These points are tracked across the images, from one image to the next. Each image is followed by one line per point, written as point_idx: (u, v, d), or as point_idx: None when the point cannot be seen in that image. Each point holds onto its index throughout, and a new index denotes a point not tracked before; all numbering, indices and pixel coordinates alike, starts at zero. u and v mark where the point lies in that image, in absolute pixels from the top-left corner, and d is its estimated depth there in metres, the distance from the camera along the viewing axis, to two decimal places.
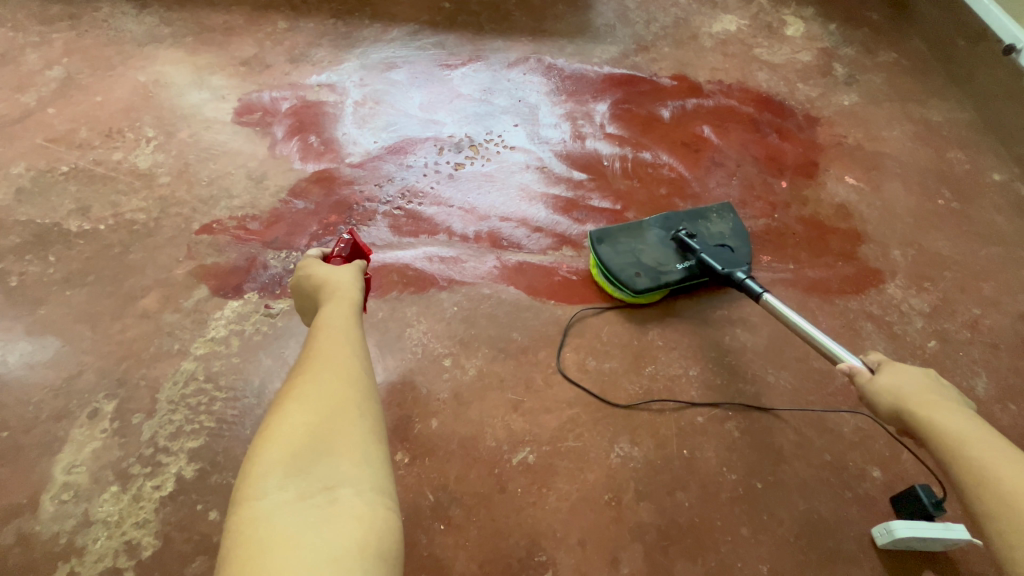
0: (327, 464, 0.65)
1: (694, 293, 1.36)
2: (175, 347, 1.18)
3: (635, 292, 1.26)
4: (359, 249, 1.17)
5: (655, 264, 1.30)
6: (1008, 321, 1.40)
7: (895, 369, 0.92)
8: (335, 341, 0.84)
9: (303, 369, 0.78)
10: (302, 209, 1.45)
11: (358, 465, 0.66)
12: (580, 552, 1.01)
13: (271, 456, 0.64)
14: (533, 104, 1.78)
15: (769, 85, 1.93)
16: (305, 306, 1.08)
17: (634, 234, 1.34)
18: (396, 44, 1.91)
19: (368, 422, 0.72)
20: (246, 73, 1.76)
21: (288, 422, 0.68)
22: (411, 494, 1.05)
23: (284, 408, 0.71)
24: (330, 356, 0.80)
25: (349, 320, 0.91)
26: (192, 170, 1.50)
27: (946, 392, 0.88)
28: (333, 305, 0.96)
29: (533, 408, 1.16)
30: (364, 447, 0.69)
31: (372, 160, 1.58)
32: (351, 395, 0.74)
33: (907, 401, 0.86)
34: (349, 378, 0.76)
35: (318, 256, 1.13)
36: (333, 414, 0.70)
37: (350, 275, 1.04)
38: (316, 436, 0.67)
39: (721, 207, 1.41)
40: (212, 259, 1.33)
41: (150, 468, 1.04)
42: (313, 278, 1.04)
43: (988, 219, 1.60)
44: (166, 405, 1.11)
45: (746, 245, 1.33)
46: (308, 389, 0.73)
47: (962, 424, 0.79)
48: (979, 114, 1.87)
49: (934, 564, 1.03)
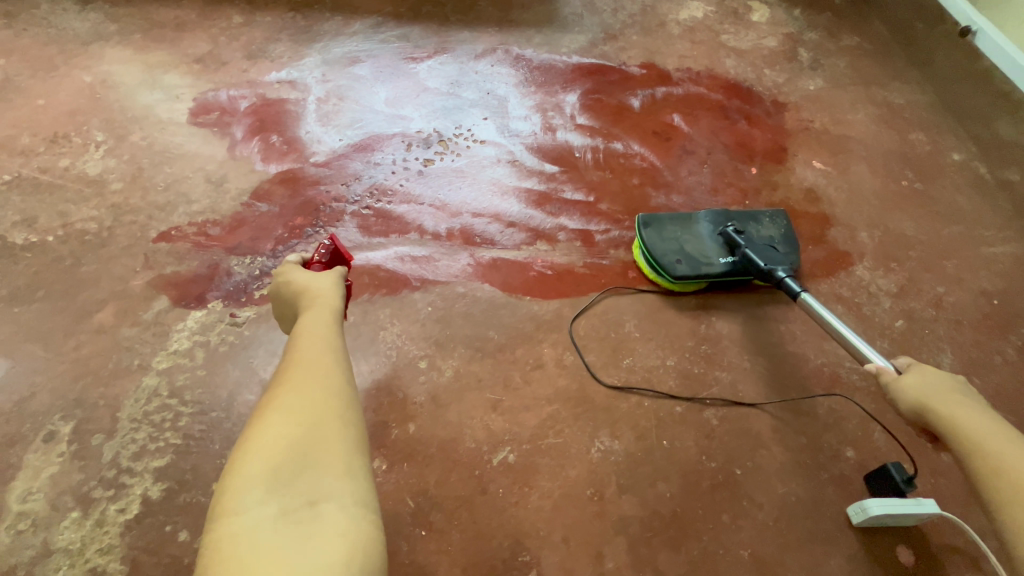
0: (312, 477, 0.63)
1: (735, 291, 1.36)
2: (135, 362, 1.13)
3: (673, 278, 1.29)
4: (340, 254, 1.14)
5: (698, 255, 1.32)
6: (971, 297, 1.44)
7: (921, 369, 0.95)
8: (314, 347, 0.81)
9: (282, 377, 0.75)
10: (265, 212, 1.40)
11: (342, 478, 0.64)
12: (565, 549, 1.00)
13: (252, 469, 0.62)
14: (502, 96, 1.75)
15: (736, 71, 1.94)
16: (282, 315, 1.04)
17: (683, 224, 1.36)
18: (359, 38, 1.85)
19: (352, 432, 0.70)
20: (201, 71, 1.69)
21: (269, 434, 0.65)
22: (390, 502, 1.03)
23: (266, 419, 0.68)
24: (310, 362, 0.77)
25: (329, 325, 0.88)
26: (146, 175, 1.43)
27: (969, 396, 0.91)
28: (310, 313, 0.92)
29: (512, 406, 1.15)
30: (348, 458, 0.67)
31: (338, 158, 1.53)
32: (334, 404, 0.71)
33: (933, 401, 0.89)
34: (332, 387, 0.74)
35: (297, 262, 1.09)
36: (316, 424, 0.68)
37: (331, 281, 1.01)
38: (299, 447, 0.64)
39: (776, 213, 1.42)
40: (171, 268, 1.27)
41: (113, 491, 0.99)
42: (293, 285, 1.00)
43: (949, 198, 1.64)
44: (127, 424, 1.06)
45: (794, 252, 1.34)
46: (290, 398, 0.70)
47: (988, 427, 0.82)
48: (938, 96, 1.92)
49: (906, 539, 1.06)
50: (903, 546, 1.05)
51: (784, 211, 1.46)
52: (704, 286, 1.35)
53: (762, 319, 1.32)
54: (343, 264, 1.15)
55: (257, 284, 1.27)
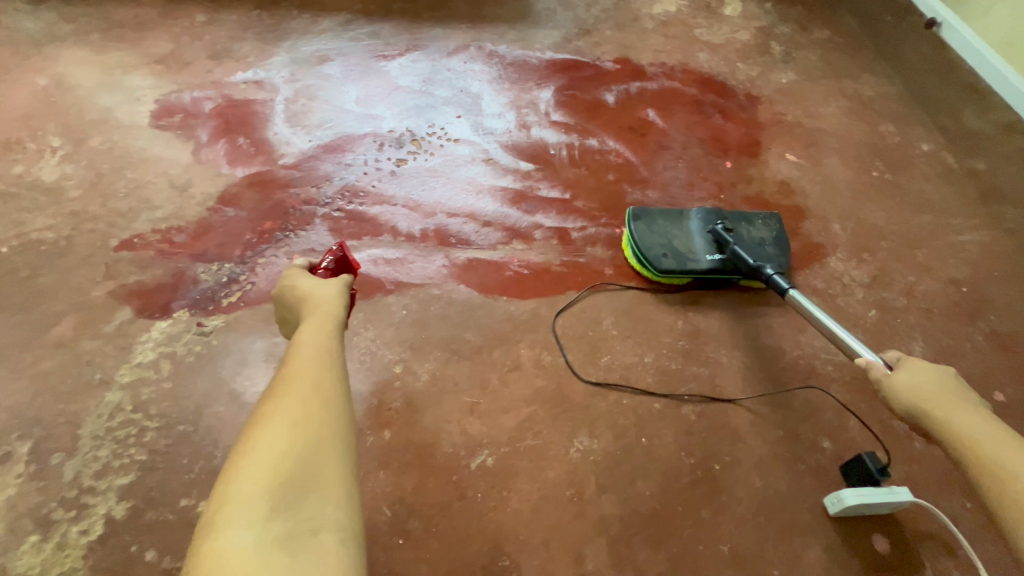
0: (314, 501, 0.58)
1: (720, 290, 1.36)
2: (97, 377, 1.09)
3: (657, 271, 1.29)
4: (348, 262, 1.09)
5: (685, 251, 1.32)
6: (941, 286, 1.46)
7: (913, 365, 0.92)
8: (319, 356, 0.76)
9: (284, 385, 0.70)
10: (233, 216, 1.36)
11: (344, 508, 0.60)
12: (545, 552, 0.99)
13: (251, 487, 0.57)
14: (475, 94, 1.73)
15: (710, 65, 1.94)
16: (283, 318, 0.99)
17: (675, 220, 1.36)
18: (327, 36, 1.81)
19: (354, 458, 0.66)
20: (163, 72, 1.63)
21: (270, 449, 0.60)
22: (367, 511, 1.01)
23: (267, 432, 0.62)
24: (315, 373, 0.72)
25: (332, 335, 0.83)
26: (106, 181, 1.38)
27: (963, 391, 0.88)
28: (312, 320, 0.86)
29: (489, 409, 1.13)
30: (350, 485, 0.62)
31: (308, 160, 1.49)
32: (339, 424, 0.67)
33: (925, 401, 0.86)
34: (338, 404, 0.69)
35: (303, 266, 1.05)
36: (320, 445, 0.63)
37: (335, 288, 0.95)
38: (302, 468, 0.60)
39: (770, 216, 1.42)
40: (134, 278, 1.23)
41: (75, 511, 0.95)
42: (296, 290, 0.95)
43: (919, 188, 1.67)
44: (89, 441, 1.02)
45: (784, 255, 1.34)
46: (294, 412, 0.65)
47: (980, 426, 0.79)
48: (907, 88, 1.94)
49: (882, 528, 1.07)
50: (879, 534, 1.06)
51: (779, 215, 1.45)
52: (690, 283, 1.35)
53: (739, 313, 1.32)
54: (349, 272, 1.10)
55: (224, 291, 1.23)
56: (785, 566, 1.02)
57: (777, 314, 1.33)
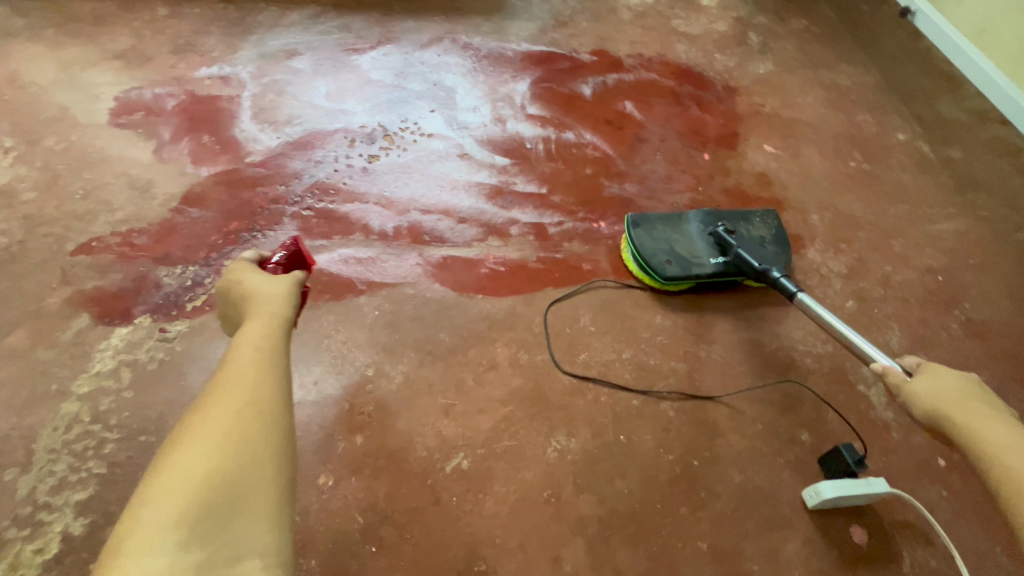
0: (238, 526, 0.56)
1: (724, 293, 1.34)
2: (53, 388, 1.05)
3: (664, 279, 1.26)
4: (300, 256, 1.06)
5: (688, 255, 1.30)
6: (917, 275, 1.47)
7: (935, 372, 0.90)
8: (258, 362, 0.72)
9: (215, 397, 0.66)
10: (198, 217, 1.31)
11: (270, 533, 0.57)
12: (521, 555, 0.97)
13: (168, 513, 0.53)
14: (449, 87, 1.69)
15: (688, 56, 1.92)
16: (226, 316, 0.93)
17: (674, 224, 1.34)
18: (296, 29, 1.76)
19: (287, 477, 0.63)
20: (122, 67, 1.57)
21: (193, 471, 0.57)
22: (339, 519, 0.98)
23: (191, 450, 0.59)
24: (250, 384, 0.68)
25: (276, 340, 0.78)
26: (62, 183, 1.33)
27: (988, 400, 0.86)
28: (254, 321, 0.82)
29: (465, 410, 1.11)
30: (278, 509, 0.59)
31: (275, 157, 1.45)
32: (272, 441, 0.64)
33: (948, 408, 0.84)
34: (272, 419, 0.66)
35: (253, 259, 0.99)
36: (249, 465, 0.60)
37: (284, 286, 0.90)
38: (227, 492, 0.57)
39: (766, 213, 1.41)
40: (92, 283, 1.18)
41: (30, 529, 0.91)
42: (241, 287, 0.89)
43: (895, 177, 1.67)
44: (45, 456, 0.98)
45: (785, 253, 1.33)
46: (223, 429, 0.62)
47: (1007, 437, 0.77)
48: (883, 77, 1.95)
49: (860, 519, 1.07)
50: (857, 525, 1.06)
51: (775, 211, 1.45)
52: (693, 287, 1.33)
53: (717, 307, 1.31)
54: (303, 267, 1.07)
55: (188, 295, 1.19)
56: (764, 562, 1.01)
57: (756, 307, 1.32)
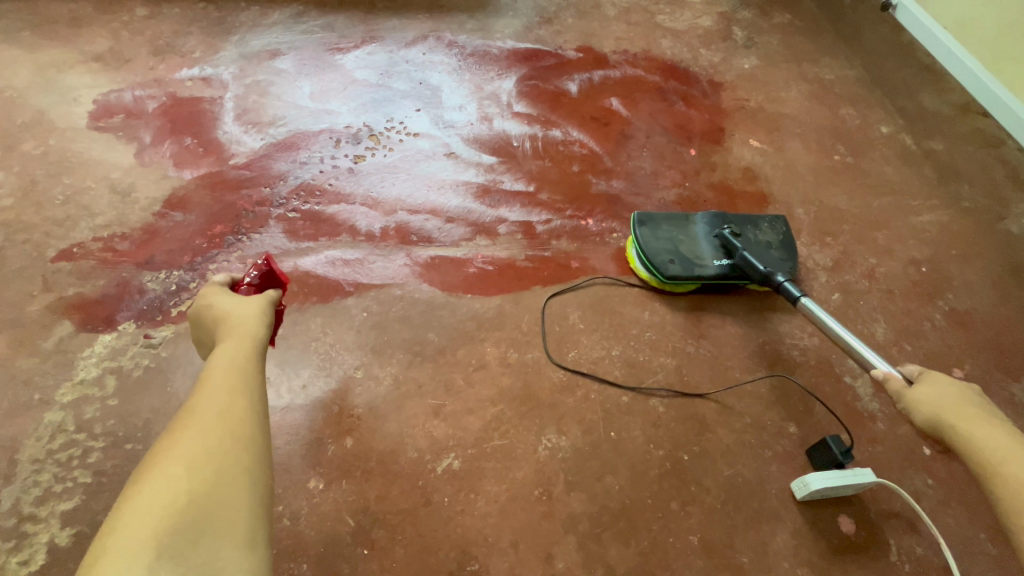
0: (210, 544, 0.55)
1: (727, 294, 1.35)
2: (35, 398, 1.03)
3: (665, 278, 1.27)
4: (274, 276, 1.02)
5: (692, 256, 1.30)
6: (901, 267, 1.48)
7: (935, 379, 0.93)
8: (228, 385, 0.73)
9: (186, 420, 0.66)
10: (181, 221, 1.29)
11: (243, 549, 0.57)
12: (513, 554, 0.98)
13: (138, 534, 0.53)
14: (435, 86, 1.68)
15: (673, 52, 1.93)
16: (202, 340, 0.94)
17: (679, 224, 1.35)
18: (279, 29, 1.74)
19: (260, 494, 0.63)
20: (101, 69, 1.55)
21: (164, 491, 0.57)
22: (330, 522, 0.98)
23: (162, 471, 0.59)
24: (221, 405, 0.69)
25: (248, 361, 0.79)
26: (41, 189, 1.30)
27: (987, 406, 0.88)
28: (227, 344, 0.82)
29: (454, 410, 1.11)
30: (250, 524, 0.59)
31: (259, 159, 1.43)
32: (243, 459, 0.64)
33: (947, 416, 0.87)
34: (243, 438, 0.66)
35: (223, 282, 0.99)
36: (220, 482, 0.60)
37: (257, 307, 0.91)
38: (198, 509, 0.57)
39: (775, 219, 1.42)
40: (74, 290, 1.16)
41: (14, 541, 0.90)
42: (213, 312, 0.90)
43: (878, 170, 1.69)
44: (28, 466, 0.96)
45: (791, 259, 1.34)
46: (194, 449, 0.62)
47: (1003, 443, 0.80)
48: (865, 70, 1.96)
49: (847, 509, 1.08)
50: (844, 515, 1.08)
51: (784, 218, 1.45)
52: (696, 288, 1.33)
53: (705, 303, 1.32)
54: (278, 287, 1.04)
55: (173, 300, 1.17)
56: (754, 554, 1.02)
57: (743, 302, 1.33)
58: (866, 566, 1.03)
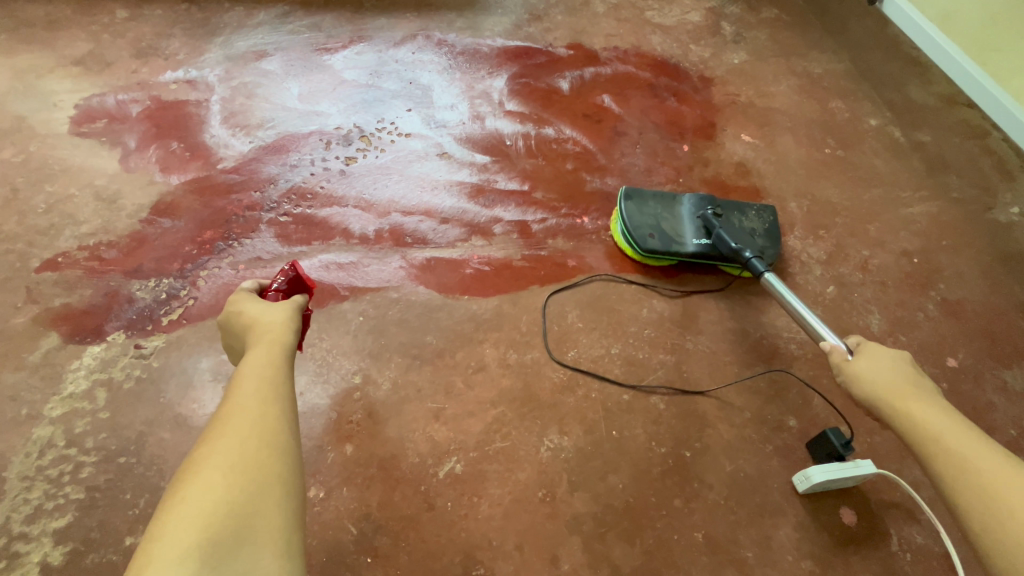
0: (249, 555, 0.54)
1: (705, 273, 1.37)
2: (23, 413, 1.00)
3: (644, 251, 1.30)
4: (300, 281, 1.05)
5: (673, 234, 1.33)
6: (894, 258, 1.50)
7: (871, 352, 0.93)
8: (260, 391, 0.72)
9: (220, 427, 0.65)
10: (170, 228, 1.27)
11: (281, 560, 0.56)
12: (519, 557, 0.97)
13: (178, 544, 0.52)
14: (425, 85, 1.66)
15: (662, 48, 1.92)
16: (230, 347, 0.92)
17: (666, 203, 1.37)
18: (264, 29, 1.71)
19: (295, 502, 0.62)
20: (81, 73, 1.51)
21: (201, 501, 0.56)
22: (331, 531, 0.96)
23: (199, 481, 0.58)
24: (253, 412, 0.68)
25: (278, 366, 0.78)
26: (23, 197, 1.27)
27: (921, 379, 0.89)
28: (257, 349, 0.81)
29: (455, 413, 1.10)
30: (287, 534, 0.58)
31: (248, 163, 1.41)
32: (279, 466, 0.63)
33: (885, 390, 0.87)
34: (279, 445, 0.65)
35: (252, 288, 0.98)
36: (256, 492, 0.59)
37: (284, 312, 0.89)
38: (236, 519, 0.56)
39: (765, 207, 1.42)
40: (60, 301, 1.13)
41: (5, 562, 0.87)
42: (243, 316, 0.88)
43: (868, 163, 1.70)
44: (18, 484, 0.94)
45: (773, 248, 1.35)
46: (230, 457, 0.61)
47: (936, 414, 0.80)
48: (853, 64, 1.98)
49: (848, 501, 1.09)
50: (846, 507, 1.08)
51: (774, 208, 1.46)
52: (675, 265, 1.36)
53: (690, 289, 1.34)
54: (304, 291, 1.07)
55: (163, 309, 1.15)
56: (758, 549, 1.02)
57: (726, 289, 1.34)
58: (868, 557, 1.04)
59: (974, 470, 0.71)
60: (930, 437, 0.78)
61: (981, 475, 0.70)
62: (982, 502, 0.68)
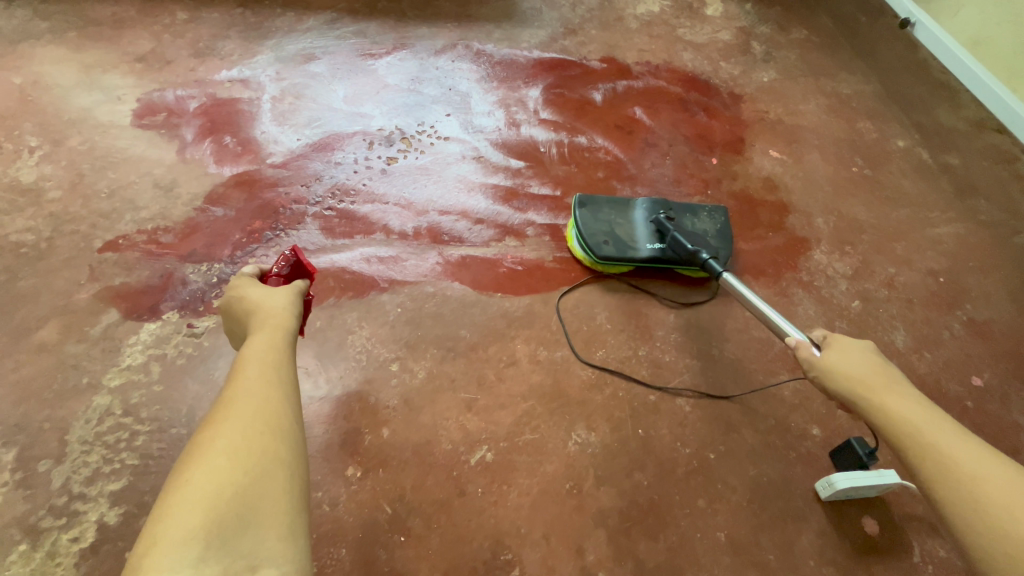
0: (254, 535, 0.57)
1: (664, 277, 1.39)
2: (84, 382, 1.07)
3: (600, 257, 1.31)
4: (302, 267, 1.07)
5: (627, 239, 1.34)
6: (920, 277, 1.51)
7: (841, 346, 0.93)
8: (264, 377, 0.75)
9: (224, 411, 0.68)
10: (221, 216, 1.33)
11: (284, 539, 0.58)
12: (546, 545, 1.00)
13: (186, 523, 0.55)
14: (464, 92, 1.73)
15: (693, 64, 1.97)
16: (232, 331, 0.96)
17: (620, 209, 1.38)
18: (313, 34, 1.79)
19: (299, 484, 0.65)
20: (143, 70, 1.60)
21: (207, 482, 0.59)
22: (367, 511, 1.01)
23: (204, 463, 0.61)
24: (257, 398, 0.70)
25: (279, 351, 0.81)
26: (87, 182, 1.35)
27: (891, 369, 0.89)
28: (260, 334, 0.85)
29: (487, 405, 1.14)
30: (291, 514, 0.61)
31: (296, 159, 1.48)
32: (282, 450, 0.66)
33: (858, 384, 0.86)
34: (281, 429, 0.68)
35: (253, 274, 1.02)
36: (259, 473, 0.62)
37: (286, 299, 0.94)
38: (241, 500, 0.59)
39: (714, 208, 1.45)
40: (120, 280, 1.20)
41: (65, 519, 0.93)
42: (244, 303, 0.93)
43: (896, 183, 1.72)
44: (78, 447, 1.00)
45: (727, 248, 1.37)
46: (234, 441, 0.64)
47: (913, 408, 0.79)
48: (882, 86, 2.00)
49: (871, 511, 1.10)
50: (868, 517, 1.09)
51: (726, 210, 1.48)
52: (634, 270, 1.37)
53: (652, 294, 1.35)
54: (305, 277, 1.08)
55: (214, 292, 1.21)
56: (780, 553, 1.04)
57: (714, 297, 1.36)
58: (890, 567, 1.05)
59: (957, 466, 0.70)
60: (910, 435, 0.76)
61: (965, 477, 0.68)
62: (975, 511, 0.65)
